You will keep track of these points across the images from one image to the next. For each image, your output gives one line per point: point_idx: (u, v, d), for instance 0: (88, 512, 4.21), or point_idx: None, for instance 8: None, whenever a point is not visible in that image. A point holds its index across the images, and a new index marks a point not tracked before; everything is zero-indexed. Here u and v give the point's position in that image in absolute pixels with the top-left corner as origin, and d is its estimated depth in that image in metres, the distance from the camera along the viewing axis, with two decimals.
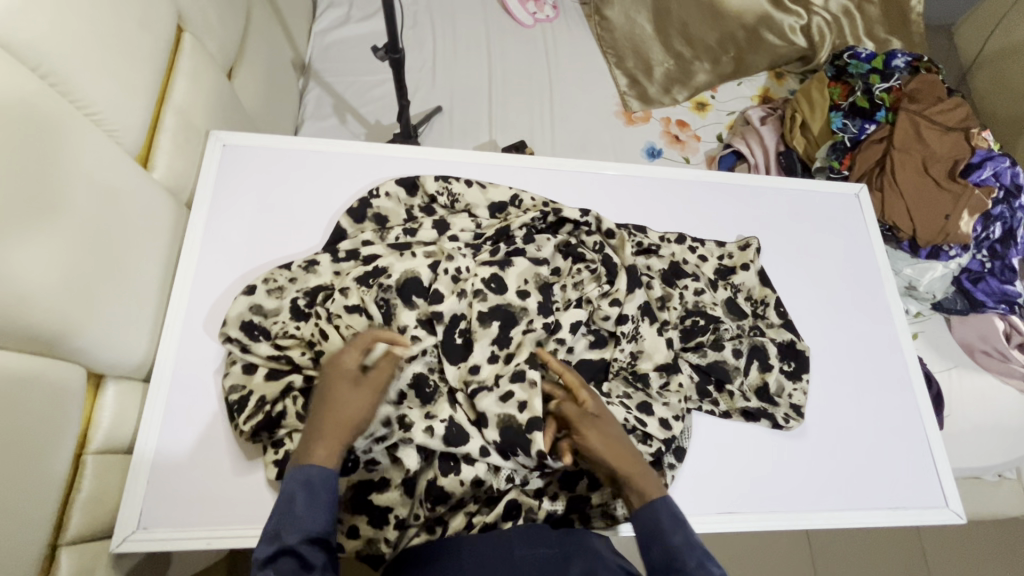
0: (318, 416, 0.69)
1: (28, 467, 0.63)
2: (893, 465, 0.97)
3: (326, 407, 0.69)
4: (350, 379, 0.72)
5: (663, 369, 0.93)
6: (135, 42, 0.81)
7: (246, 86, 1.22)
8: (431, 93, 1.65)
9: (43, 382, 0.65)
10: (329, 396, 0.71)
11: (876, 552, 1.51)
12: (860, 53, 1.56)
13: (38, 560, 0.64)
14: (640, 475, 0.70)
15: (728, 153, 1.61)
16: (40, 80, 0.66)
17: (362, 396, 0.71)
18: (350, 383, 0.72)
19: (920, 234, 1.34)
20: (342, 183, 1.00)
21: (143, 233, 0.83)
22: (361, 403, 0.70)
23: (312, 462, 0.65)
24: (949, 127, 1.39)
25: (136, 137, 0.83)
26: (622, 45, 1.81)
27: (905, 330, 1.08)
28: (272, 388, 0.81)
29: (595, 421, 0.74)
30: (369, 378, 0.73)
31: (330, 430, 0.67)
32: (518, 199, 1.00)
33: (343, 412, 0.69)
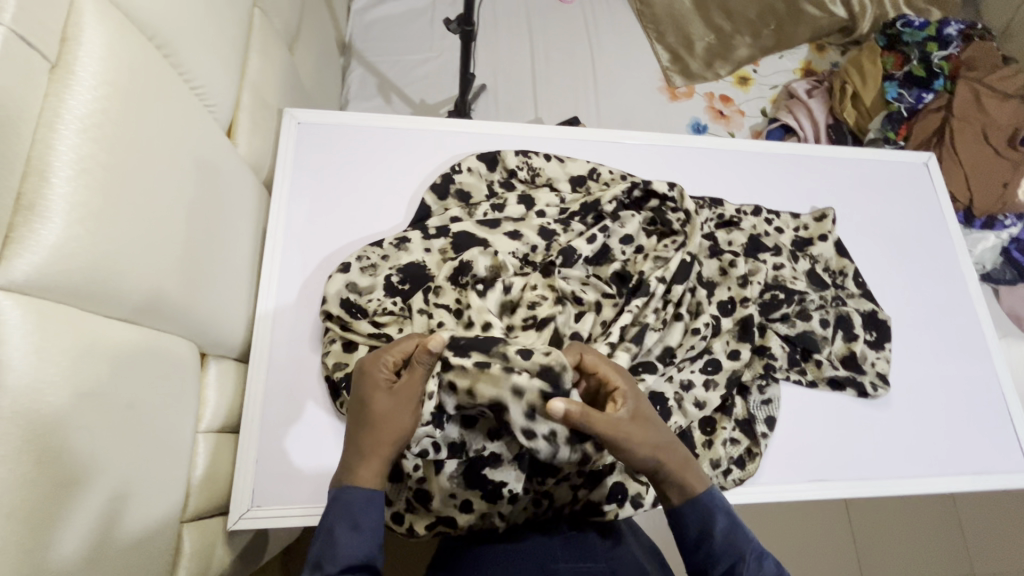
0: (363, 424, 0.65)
1: (157, 445, 0.62)
2: (974, 430, 0.98)
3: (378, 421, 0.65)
4: (387, 389, 0.66)
5: (733, 350, 0.92)
6: (224, 14, 0.79)
7: (303, 65, 1.20)
8: (473, 71, 1.63)
9: (166, 360, 0.65)
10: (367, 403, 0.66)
11: (921, 520, 1.53)
12: (913, 20, 1.54)
13: (169, 536, 0.65)
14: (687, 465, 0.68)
15: (775, 127, 1.60)
16: (157, 52, 0.65)
17: (398, 407, 0.65)
18: (388, 397, 0.66)
19: (976, 204, 1.34)
20: (419, 158, 0.99)
21: (235, 213, 0.82)
22: (399, 418, 0.65)
23: (352, 484, 0.63)
24: (1009, 94, 1.38)
25: (226, 113, 0.81)
26: (663, 19, 1.78)
27: (981, 299, 1.07)
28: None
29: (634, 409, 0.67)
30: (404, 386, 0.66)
31: (371, 443, 0.64)
32: (597, 172, 0.99)
33: (383, 428, 0.65)
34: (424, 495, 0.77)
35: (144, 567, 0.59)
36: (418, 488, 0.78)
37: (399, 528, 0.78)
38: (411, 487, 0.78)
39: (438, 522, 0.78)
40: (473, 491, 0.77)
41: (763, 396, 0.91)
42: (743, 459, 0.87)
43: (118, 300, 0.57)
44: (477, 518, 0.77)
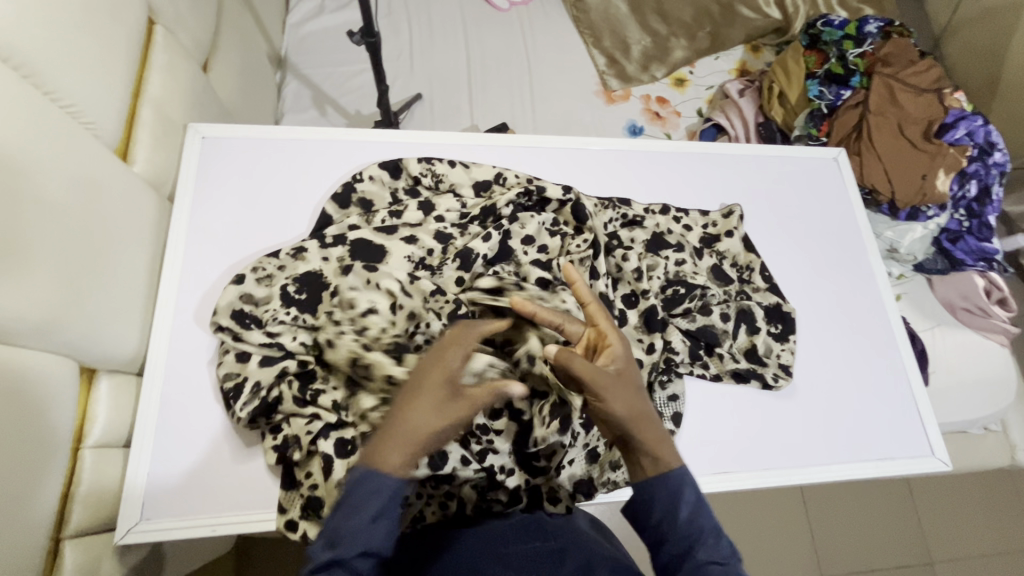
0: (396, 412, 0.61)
1: (22, 460, 0.63)
2: (878, 417, 0.99)
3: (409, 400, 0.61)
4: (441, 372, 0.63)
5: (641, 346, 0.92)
6: (107, 34, 0.80)
7: (222, 80, 1.21)
8: (410, 80, 1.64)
9: (34, 374, 0.65)
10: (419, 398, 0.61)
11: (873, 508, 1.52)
12: (833, 20, 1.57)
13: (42, 553, 0.65)
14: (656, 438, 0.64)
15: (709, 126, 1.63)
16: (12, 73, 0.66)
17: (456, 402, 0.61)
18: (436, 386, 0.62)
19: (898, 195, 1.37)
20: (326, 169, 1.01)
21: (129, 228, 0.83)
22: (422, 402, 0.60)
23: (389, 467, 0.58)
24: (922, 89, 1.42)
25: (113, 131, 0.82)
26: (598, 24, 1.80)
27: (887, 291, 1.10)
28: (266, 372, 0.82)
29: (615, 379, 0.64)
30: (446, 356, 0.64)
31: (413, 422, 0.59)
32: (502, 177, 1.00)
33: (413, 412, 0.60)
34: (317, 502, 0.78)
35: None
36: (310, 495, 0.78)
37: (293, 535, 0.78)
38: (303, 494, 0.79)
39: None
40: None
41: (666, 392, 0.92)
42: None
43: None
44: None
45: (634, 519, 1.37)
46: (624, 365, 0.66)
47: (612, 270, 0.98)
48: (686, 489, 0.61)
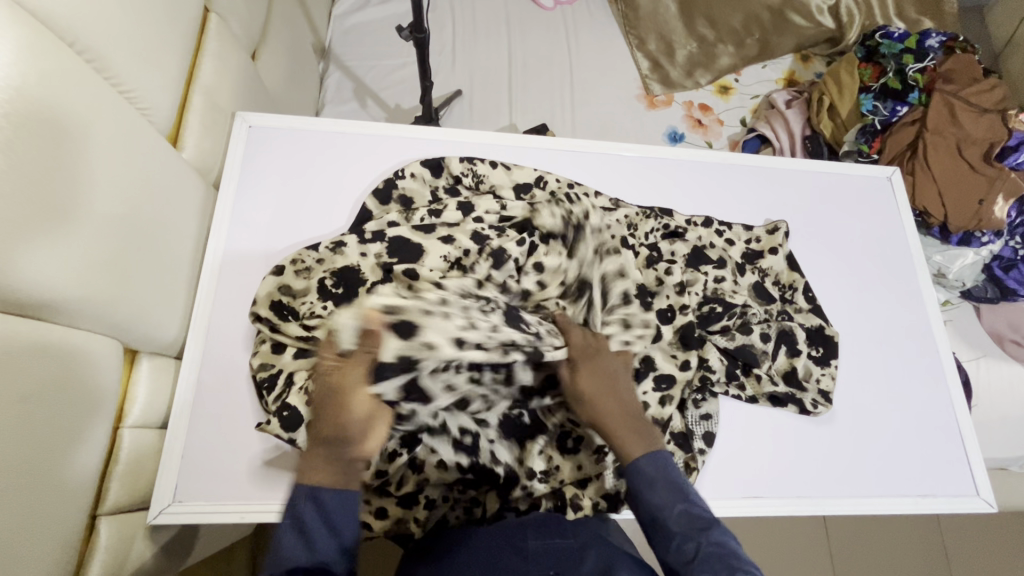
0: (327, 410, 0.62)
1: (66, 437, 0.64)
2: (920, 451, 0.95)
3: (325, 412, 0.61)
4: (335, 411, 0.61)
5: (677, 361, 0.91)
6: (166, 21, 0.82)
7: (269, 68, 1.21)
8: (450, 76, 1.64)
9: (82, 353, 0.67)
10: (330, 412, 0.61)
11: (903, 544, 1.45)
12: (891, 32, 1.52)
13: (79, 528, 0.67)
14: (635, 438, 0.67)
15: (752, 137, 1.59)
16: (77, 56, 0.67)
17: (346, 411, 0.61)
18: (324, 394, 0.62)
19: (951, 219, 1.31)
20: (369, 165, 1.02)
21: (176, 212, 0.85)
22: (352, 402, 0.62)
23: (320, 485, 0.60)
24: (985, 109, 1.35)
25: (166, 116, 0.84)
26: (644, 26, 1.76)
27: (938, 318, 1.05)
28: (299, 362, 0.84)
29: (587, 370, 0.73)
30: (347, 364, 0.63)
31: (323, 431, 0.61)
32: (543, 180, 1.02)
33: (337, 422, 0.61)
34: None
35: (40, 558, 0.60)
36: None
37: None
38: None
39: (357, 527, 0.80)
40: (389, 498, 0.80)
41: (699, 410, 0.91)
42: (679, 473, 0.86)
43: (22, 299, 0.59)
44: (392, 523, 0.80)
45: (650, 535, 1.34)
46: (585, 367, 0.73)
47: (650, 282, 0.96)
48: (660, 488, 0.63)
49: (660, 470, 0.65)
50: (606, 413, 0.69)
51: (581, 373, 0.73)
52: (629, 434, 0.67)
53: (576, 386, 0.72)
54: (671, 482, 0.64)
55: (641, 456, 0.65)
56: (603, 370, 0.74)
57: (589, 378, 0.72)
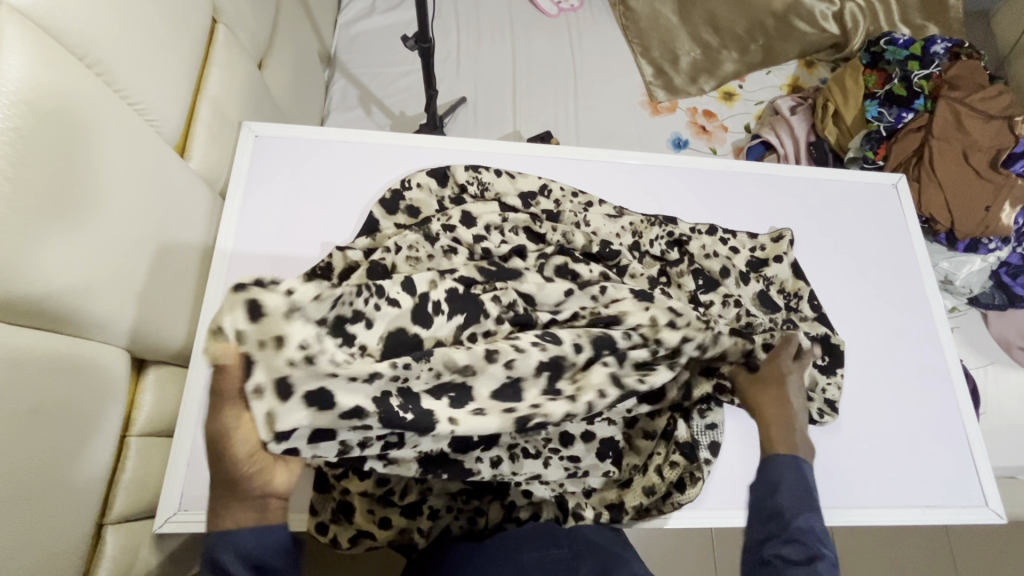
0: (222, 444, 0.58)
1: (74, 447, 0.65)
2: (927, 461, 0.94)
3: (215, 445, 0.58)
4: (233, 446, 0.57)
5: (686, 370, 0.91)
6: (175, 34, 0.83)
7: (275, 78, 1.22)
8: (455, 84, 1.65)
9: (90, 363, 0.68)
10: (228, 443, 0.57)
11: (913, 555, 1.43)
12: (897, 38, 1.52)
13: (85, 537, 0.67)
14: (781, 438, 0.74)
15: (756, 143, 1.59)
16: (87, 70, 0.68)
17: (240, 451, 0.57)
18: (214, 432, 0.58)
19: (958, 226, 1.31)
20: (374, 174, 1.03)
21: (183, 221, 0.85)
22: (237, 434, 0.57)
23: (240, 528, 0.55)
24: (991, 115, 1.35)
25: (173, 127, 0.85)
26: (648, 34, 1.77)
27: (945, 326, 1.04)
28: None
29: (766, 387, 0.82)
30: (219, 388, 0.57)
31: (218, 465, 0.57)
32: (547, 189, 1.02)
33: (228, 458, 0.57)
34: (348, 507, 0.80)
35: (45, 570, 0.60)
36: (341, 499, 0.80)
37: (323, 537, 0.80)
38: (335, 498, 0.81)
39: (361, 536, 0.80)
40: (393, 508, 0.80)
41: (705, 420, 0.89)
42: (685, 482, 0.85)
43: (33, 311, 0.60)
44: (396, 533, 0.79)
45: (655, 544, 1.33)
46: (773, 379, 0.82)
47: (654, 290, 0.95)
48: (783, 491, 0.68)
49: (799, 477, 0.70)
50: (769, 411, 0.79)
51: (763, 399, 0.80)
52: (782, 435, 0.75)
53: (759, 388, 0.82)
54: (804, 484, 0.69)
55: (781, 457, 0.72)
56: (774, 392, 0.81)
57: (769, 398, 0.80)
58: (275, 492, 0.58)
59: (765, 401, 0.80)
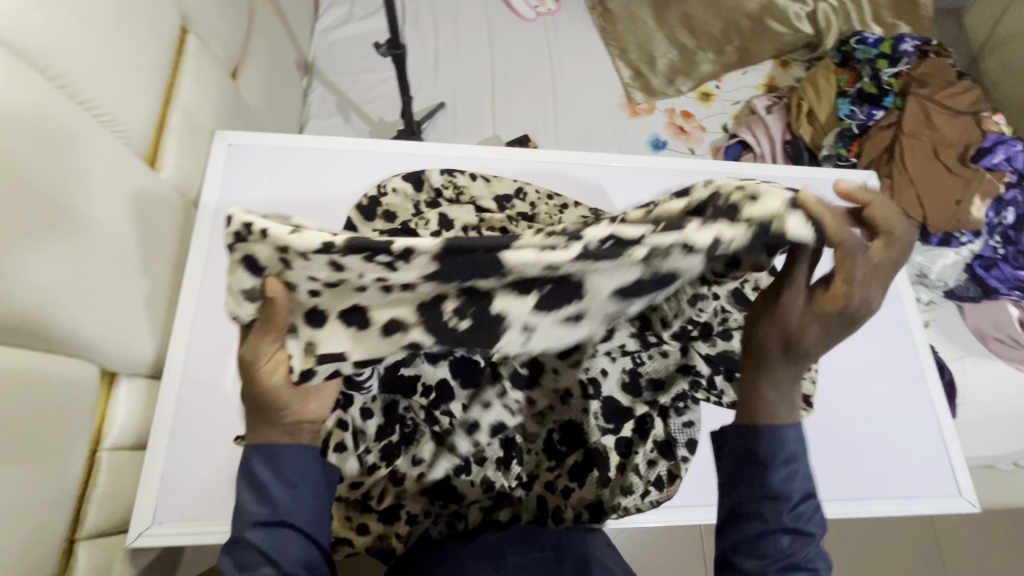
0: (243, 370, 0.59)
1: (41, 465, 0.64)
2: (901, 452, 0.96)
3: (249, 379, 0.59)
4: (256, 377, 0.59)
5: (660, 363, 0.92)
6: (142, 45, 0.82)
7: (250, 86, 1.22)
8: (434, 89, 1.65)
9: (58, 379, 0.67)
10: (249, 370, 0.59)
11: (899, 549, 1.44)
12: (867, 37, 1.55)
13: (56, 554, 0.66)
14: (773, 395, 0.60)
15: (734, 143, 1.60)
16: (49, 84, 0.68)
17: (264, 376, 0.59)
18: (240, 359, 0.59)
19: (931, 220, 1.32)
20: (350, 182, 1.03)
21: (154, 233, 0.85)
22: (264, 367, 0.58)
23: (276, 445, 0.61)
24: (959, 111, 1.38)
25: (142, 138, 0.84)
26: (625, 36, 1.79)
27: (916, 320, 1.06)
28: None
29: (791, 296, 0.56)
30: (258, 333, 0.58)
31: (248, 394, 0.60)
32: (522, 191, 1.03)
33: (268, 396, 0.59)
34: (325, 515, 0.81)
35: None
36: None
37: None
38: None
39: (340, 543, 0.81)
40: (371, 514, 0.80)
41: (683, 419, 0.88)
42: (662, 481, 0.86)
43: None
44: (373, 539, 0.80)
45: (641, 544, 1.33)
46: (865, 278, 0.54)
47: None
48: (792, 444, 0.60)
49: (789, 448, 0.60)
50: (772, 357, 0.59)
51: (835, 285, 0.54)
52: (776, 392, 0.60)
53: (835, 296, 0.54)
54: (799, 463, 0.60)
55: (788, 423, 0.60)
56: (856, 281, 0.53)
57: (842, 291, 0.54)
58: (308, 419, 0.62)
59: (788, 334, 0.57)
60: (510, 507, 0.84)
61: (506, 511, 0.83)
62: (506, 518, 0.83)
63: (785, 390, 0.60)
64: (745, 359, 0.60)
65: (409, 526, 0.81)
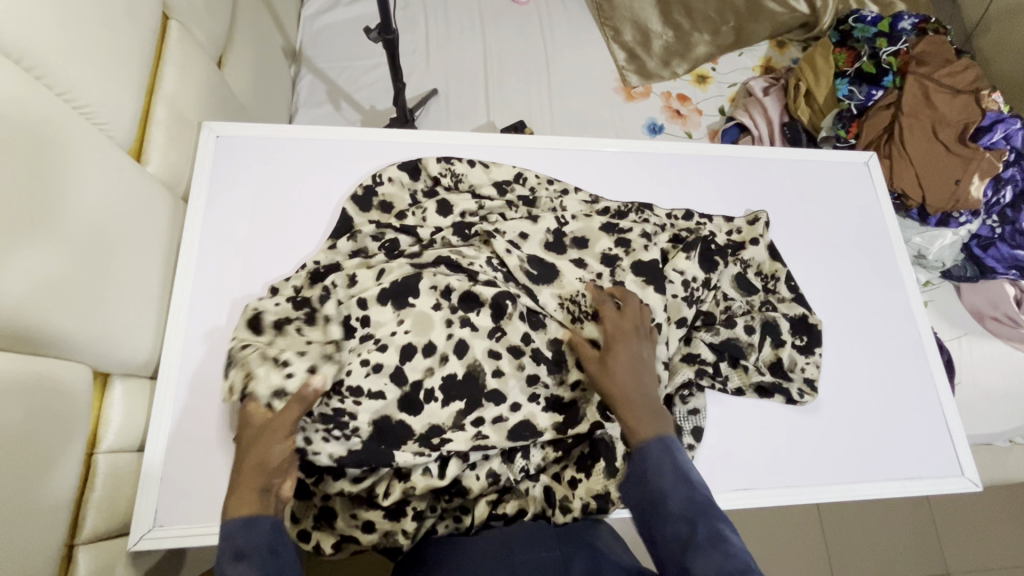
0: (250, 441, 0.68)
1: (37, 469, 0.62)
2: (904, 433, 0.96)
3: (249, 458, 0.66)
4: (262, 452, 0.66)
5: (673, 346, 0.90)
6: (122, 32, 0.79)
7: (236, 75, 1.18)
8: (425, 75, 1.61)
9: (48, 381, 0.64)
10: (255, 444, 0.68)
11: (897, 529, 1.44)
12: (865, 16, 1.53)
13: (56, 560, 0.65)
14: (637, 412, 0.68)
15: (731, 126, 1.59)
16: (26, 74, 0.65)
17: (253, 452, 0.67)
18: (258, 429, 0.70)
19: (929, 201, 1.32)
20: (344, 172, 1.01)
21: (143, 229, 0.82)
22: (276, 443, 0.68)
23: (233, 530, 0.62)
24: (958, 90, 1.37)
25: (127, 131, 0.81)
26: (619, 18, 1.75)
27: (919, 301, 1.06)
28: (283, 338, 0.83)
29: (617, 348, 0.77)
30: (284, 413, 0.70)
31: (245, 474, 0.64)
32: (522, 177, 1.01)
33: (255, 465, 0.65)
34: (330, 512, 0.80)
35: None
36: (323, 505, 0.80)
37: (306, 546, 0.79)
38: (316, 505, 0.80)
39: (344, 541, 0.79)
40: (376, 510, 0.79)
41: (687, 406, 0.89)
42: None
43: None
44: (379, 537, 0.78)
45: (643, 531, 1.34)
46: (614, 336, 0.78)
47: (624, 265, 0.93)
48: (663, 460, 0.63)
49: (666, 452, 0.64)
50: (623, 390, 0.72)
51: (613, 365, 0.75)
52: (637, 416, 0.68)
53: (608, 363, 0.75)
54: (676, 464, 0.63)
55: (646, 441, 0.65)
56: (615, 331, 0.79)
57: (620, 349, 0.77)
58: (281, 499, 0.66)
59: (615, 349, 0.76)
60: (516, 497, 0.83)
61: (512, 503, 0.82)
62: (511, 511, 0.81)
63: (638, 406, 0.69)
64: (612, 399, 0.72)
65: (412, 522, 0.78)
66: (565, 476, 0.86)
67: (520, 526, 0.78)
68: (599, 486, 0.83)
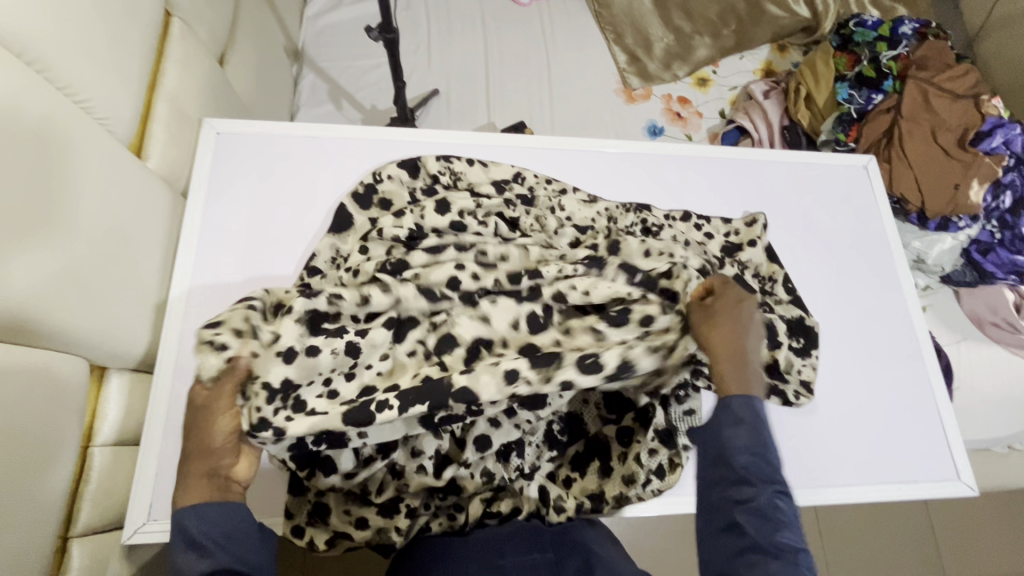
0: (196, 424, 0.68)
1: (33, 460, 0.62)
2: (900, 437, 0.96)
3: (194, 435, 0.67)
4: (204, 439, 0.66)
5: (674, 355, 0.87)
6: (124, 27, 0.79)
7: (238, 73, 1.19)
8: (427, 75, 1.62)
9: (45, 373, 0.65)
10: (198, 428, 0.67)
11: (894, 534, 1.44)
12: (866, 20, 1.53)
13: (50, 552, 0.65)
14: (730, 374, 0.67)
15: (731, 128, 1.59)
16: (28, 68, 0.65)
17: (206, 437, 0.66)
18: (196, 410, 0.69)
19: (928, 206, 1.32)
20: (343, 169, 1.01)
21: (142, 224, 0.82)
22: (219, 422, 0.68)
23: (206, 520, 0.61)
24: (958, 95, 1.37)
25: (127, 125, 0.81)
26: (621, 21, 1.76)
27: (916, 305, 1.06)
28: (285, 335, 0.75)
29: (728, 312, 0.72)
30: (221, 391, 0.70)
31: (196, 458, 0.65)
32: (521, 176, 1.02)
33: (202, 447, 0.66)
34: (323, 508, 0.80)
35: None
36: (318, 501, 0.80)
37: (299, 541, 0.79)
38: (311, 500, 0.81)
39: (337, 537, 0.79)
40: (370, 506, 0.79)
41: (682, 406, 0.86)
42: (663, 470, 0.86)
43: None
44: (373, 534, 0.78)
45: (640, 533, 1.33)
46: (725, 300, 0.73)
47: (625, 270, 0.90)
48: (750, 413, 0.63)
49: (751, 409, 0.63)
50: (728, 348, 0.69)
51: (713, 328, 0.71)
52: (734, 374, 0.67)
53: (712, 320, 0.72)
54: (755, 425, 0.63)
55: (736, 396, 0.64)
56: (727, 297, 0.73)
57: (721, 311, 0.72)
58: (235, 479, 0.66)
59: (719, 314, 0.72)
60: (509, 494, 0.83)
61: (505, 501, 0.83)
62: (505, 508, 0.82)
63: (732, 363, 0.67)
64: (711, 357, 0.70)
65: (404, 519, 0.78)
66: (559, 474, 0.86)
67: (513, 523, 0.78)
68: (592, 484, 0.85)
